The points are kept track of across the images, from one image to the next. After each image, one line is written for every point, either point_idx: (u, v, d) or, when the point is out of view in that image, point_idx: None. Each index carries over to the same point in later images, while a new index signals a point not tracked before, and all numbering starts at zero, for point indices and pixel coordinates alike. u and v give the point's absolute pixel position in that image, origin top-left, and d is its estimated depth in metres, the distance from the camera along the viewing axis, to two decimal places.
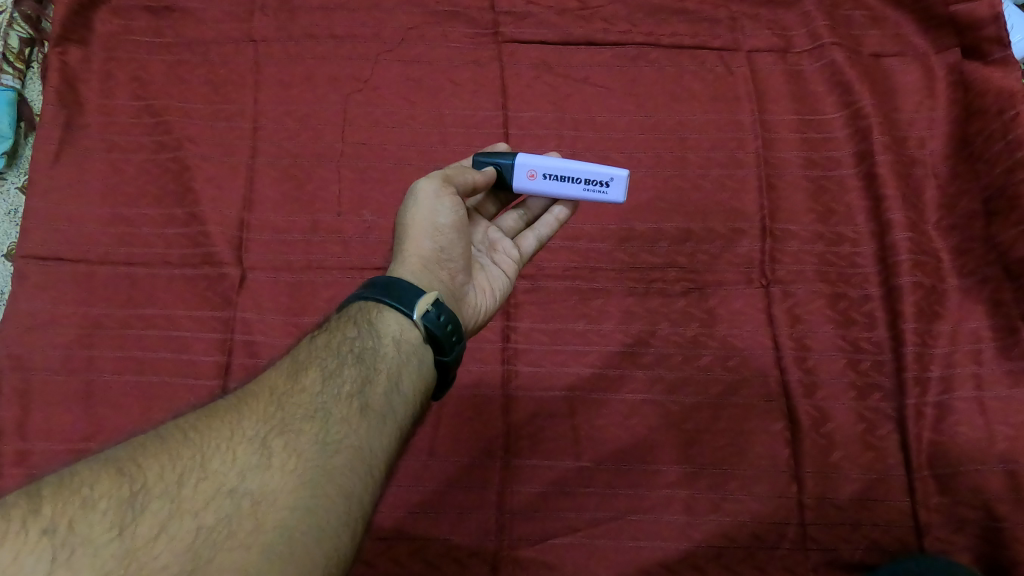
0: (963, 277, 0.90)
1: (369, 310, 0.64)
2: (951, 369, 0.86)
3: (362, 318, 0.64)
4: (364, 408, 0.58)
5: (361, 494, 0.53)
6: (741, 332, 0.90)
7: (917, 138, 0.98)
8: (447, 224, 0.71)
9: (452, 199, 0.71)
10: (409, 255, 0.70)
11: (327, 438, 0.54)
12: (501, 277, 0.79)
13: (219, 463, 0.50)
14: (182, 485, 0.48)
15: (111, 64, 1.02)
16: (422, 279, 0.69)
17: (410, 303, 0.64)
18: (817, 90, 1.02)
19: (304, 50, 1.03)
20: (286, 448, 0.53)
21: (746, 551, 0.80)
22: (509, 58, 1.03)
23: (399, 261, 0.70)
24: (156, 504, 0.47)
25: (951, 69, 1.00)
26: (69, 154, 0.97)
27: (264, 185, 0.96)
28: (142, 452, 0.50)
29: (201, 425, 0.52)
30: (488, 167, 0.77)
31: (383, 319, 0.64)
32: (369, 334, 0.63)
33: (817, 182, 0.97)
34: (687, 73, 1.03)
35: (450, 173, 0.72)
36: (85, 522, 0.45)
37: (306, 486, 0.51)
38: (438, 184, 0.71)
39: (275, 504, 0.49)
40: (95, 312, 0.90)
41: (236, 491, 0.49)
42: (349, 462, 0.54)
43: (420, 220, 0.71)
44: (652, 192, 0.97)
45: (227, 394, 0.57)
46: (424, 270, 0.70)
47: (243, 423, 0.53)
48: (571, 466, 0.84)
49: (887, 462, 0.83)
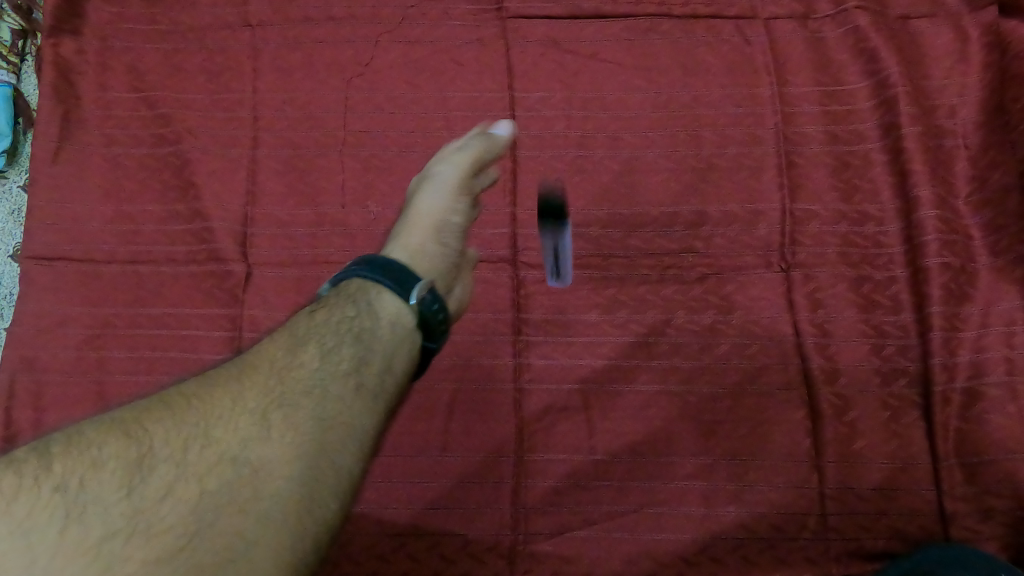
0: (996, 255, 0.86)
1: (369, 288, 0.63)
2: (981, 353, 0.82)
3: (362, 296, 0.62)
4: (361, 385, 0.55)
5: (354, 469, 0.51)
6: (760, 319, 0.87)
7: (948, 107, 0.92)
8: (458, 222, 0.73)
9: (468, 198, 0.74)
10: (410, 237, 0.70)
11: (324, 412, 0.52)
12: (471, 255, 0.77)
13: (220, 429, 0.49)
14: (183, 453, 0.47)
15: (106, 53, 0.99)
16: (417, 262, 0.68)
17: (407, 286, 0.63)
18: (841, 58, 0.96)
19: (303, 33, 0.99)
20: (284, 420, 0.50)
21: (766, 542, 0.79)
22: (515, 35, 0.99)
23: (399, 240, 0.69)
24: (159, 470, 0.46)
25: (986, 29, 0.93)
26: (68, 151, 0.95)
27: (267, 178, 0.94)
28: (146, 416, 0.48)
29: (202, 394, 0.51)
30: (507, 126, 0.78)
31: (383, 299, 0.63)
32: (369, 312, 0.61)
33: (840, 157, 0.92)
34: (702, 45, 0.98)
35: (475, 161, 0.74)
36: (92, 482, 0.44)
37: (302, 459, 0.49)
38: (461, 180, 0.73)
39: (272, 475, 0.47)
40: (103, 312, 0.89)
41: (235, 461, 0.48)
42: (345, 437, 0.52)
43: (436, 211, 0.71)
44: (667, 173, 0.93)
45: (227, 361, 0.55)
46: (422, 254, 0.69)
47: (243, 394, 0.51)
48: (586, 459, 0.83)
49: (911, 450, 0.81)
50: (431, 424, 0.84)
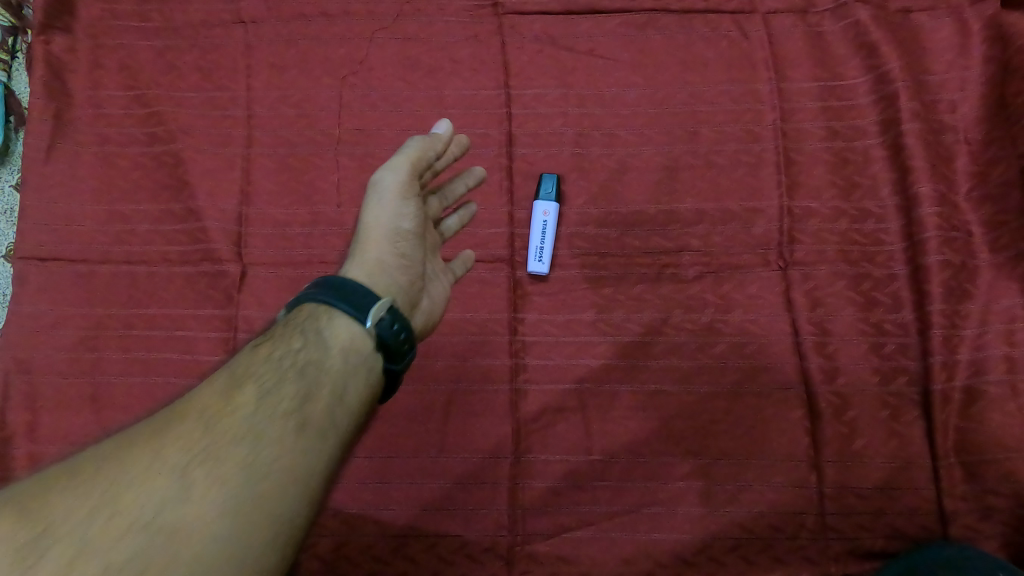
0: (997, 253, 0.85)
1: (319, 317, 0.65)
2: (981, 351, 0.82)
3: (310, 326, 0.64)
4: (301, 423, 0.57)
5: (288, 510, 0.54)
6: (758, 317, 0.86)
7: (948, 102, 0.91)
8: (408, 228, 0.77)
9: (415, 202, 0.77)
10: (367, 254, 0.74)
11: (258, 457, 0.54)
12: (466, 256, 0.86)
13: (145, 481, 0.52)
14: (108, 508, 0.50)
15: (98, 51, 0.98)
16: (373, 279, 0.72)
17: (363, 309, 0.65)
18: (840, 53, 0.95)
19: (296, 29, 0.98)
20: (213, 468, 0.53)
21: (765, 542, 0.79)
22: (511, 31, 0.98)
23: (357, 257, 0.73)
24: (83, 526, 0.50)
25: (988, 22, 0.92)
26: (61, 150, 0.94)
27: (261, 176, 0.93)
28: (76, 473, 0.52)
29: (135, 445, 0.54)
30: (444, 126, 0.80)
31: (332, 328, 0.64)
32: (316, 344, 0.62)
33: (839, 154, 0.91)
34: (700, 40, 0.96)
35: (414, 163, 0.76)
36: (12, 545, 0.48)
37: (232, 507, 0.52)
38: (405, 183, 0.75)
39: (198, 525, 0.50)
40: (97, 313, 0.88)
41: (162, 511, 0.51)
42: (278, 482, 0.54)
43: (384, 221, 0.75)
44: (665, 171, 0.92)
45: (167, 406, 0.58)
46: (378, 270, 0.73)
47: (175, 443, 0.54)
48: (583, 459, 0.82)
49: (911, 449, 0.81)
50: (428, 424, 0.84)
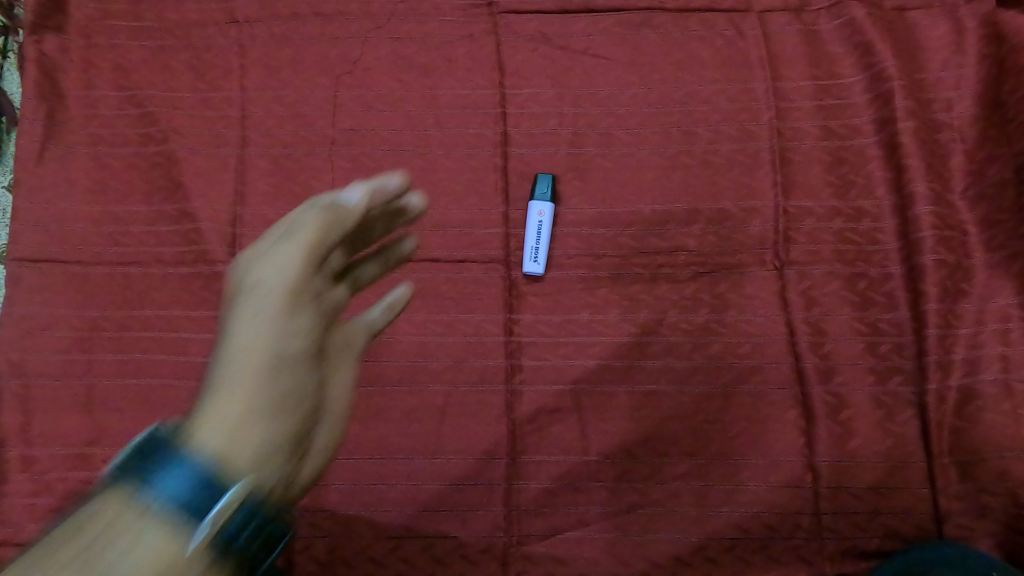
0: (991, 252, 0.85)
1: (136, 511, 0.47)
2: (976, 350, 0.82)
3: (126, 521, 0.47)
4: None
5: None
6: (754, 317, 0.86)
7: (944, 101, 0.91)
8: (301, 351, 0.56)
9: (313, 301, 0.58)
10: (225, 404, 0.53)
11: None
12: (397, 297, 0.70)
13: None
14: None
15: (91, 51, 0.98)
16: (230, 449, 0.51)
17: (196, 509, 0.47)
18: (836, 52, 0.95)
19: (290, 29, 0.98)
20: None
21: (760, 542, 0.79)
22: (505, 31, 0.97)
23: (222, 396, 0.53)
24: None
25: (983, 21, 0.92)
26: (53, 151, 0.94)
27: (255, 177, 0.93)
28: None
29: None
30: (360, 191, 0.61)
31: (146, 534, 0.46)
32: (120, 556, 0.45)
33: (835, 153, 0.91)
34: (695, 39, 0.96)
35: (309, 248, 0.57)
36: None
37: None
38: (299, 277, 0.57)
39: None
40: (90, 315, 0.88)
41: None
42: None
43: (258, 348, 0.54)
44: (660, 170, 0.92)
45: None
46: (243, 432, 0.52)
47: None
48: (579, 460, 0.82)
49: (906, 449, 0.81)
50: (423, 426, 0.84)
